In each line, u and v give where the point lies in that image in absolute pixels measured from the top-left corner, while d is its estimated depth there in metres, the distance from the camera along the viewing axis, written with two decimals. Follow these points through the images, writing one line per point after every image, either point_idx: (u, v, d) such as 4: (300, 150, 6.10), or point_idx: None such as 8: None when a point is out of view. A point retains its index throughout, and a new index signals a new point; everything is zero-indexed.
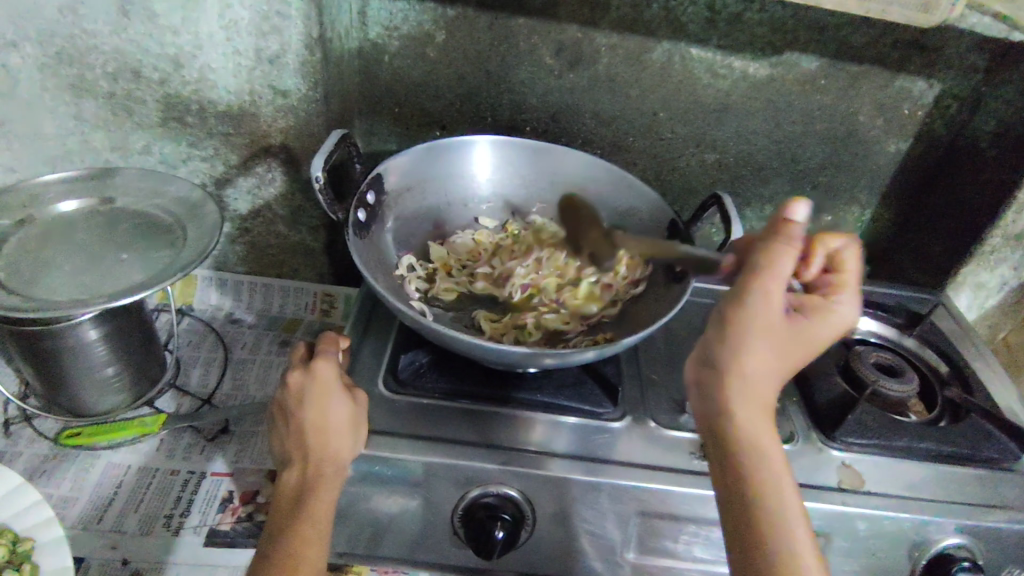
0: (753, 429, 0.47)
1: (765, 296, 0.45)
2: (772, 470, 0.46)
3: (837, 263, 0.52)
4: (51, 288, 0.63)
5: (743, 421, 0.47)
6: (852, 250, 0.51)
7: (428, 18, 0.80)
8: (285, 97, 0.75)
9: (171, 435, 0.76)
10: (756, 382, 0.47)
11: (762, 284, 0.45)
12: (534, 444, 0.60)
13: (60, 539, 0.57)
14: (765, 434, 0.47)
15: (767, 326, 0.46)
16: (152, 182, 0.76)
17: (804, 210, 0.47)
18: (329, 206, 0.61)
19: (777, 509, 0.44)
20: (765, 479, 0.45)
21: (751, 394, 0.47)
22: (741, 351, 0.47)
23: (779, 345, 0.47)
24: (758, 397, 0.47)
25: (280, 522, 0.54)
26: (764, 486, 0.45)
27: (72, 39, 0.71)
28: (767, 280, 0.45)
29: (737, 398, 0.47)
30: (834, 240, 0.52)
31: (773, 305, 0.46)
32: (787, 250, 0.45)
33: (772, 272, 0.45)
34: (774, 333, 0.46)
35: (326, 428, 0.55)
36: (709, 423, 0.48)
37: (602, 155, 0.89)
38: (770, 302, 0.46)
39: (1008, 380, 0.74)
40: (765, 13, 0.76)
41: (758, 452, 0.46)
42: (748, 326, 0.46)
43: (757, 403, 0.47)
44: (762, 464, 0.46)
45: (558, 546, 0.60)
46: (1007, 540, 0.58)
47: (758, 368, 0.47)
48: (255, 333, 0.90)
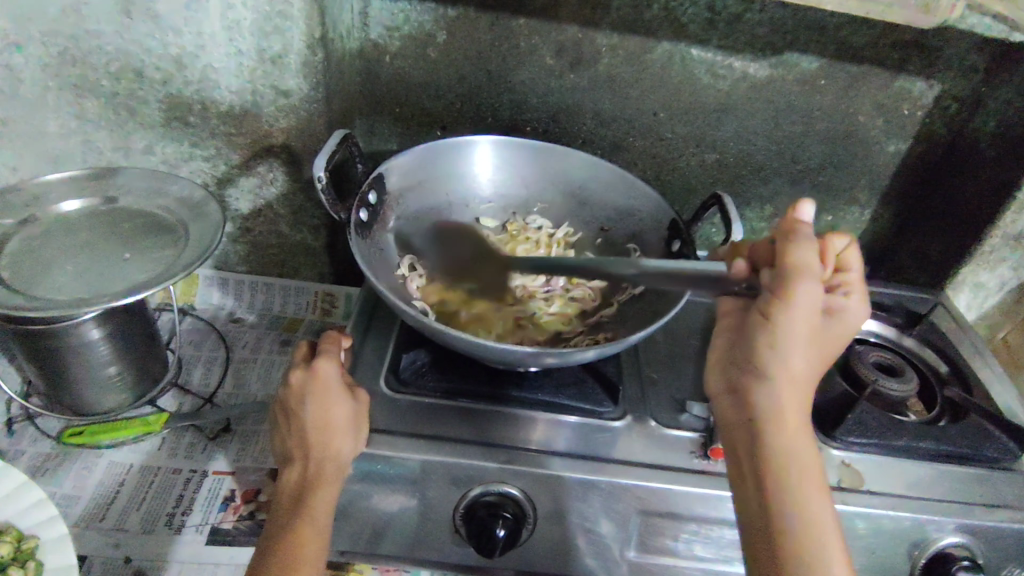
0: (789, 430, 0.48)
1: (805, 298, 0.47)
2: (804, 470, 0.47)
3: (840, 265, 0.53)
4: (54, 287, 0.63)
5: (779, 421, 0.49)
6: (854, 251, 0.53)
7: (429, 18, 0.80)
8: (287, 97, 0.76)
9: (172, 434, 0.76)
10: (792, 385, 0.49)
11: (803, 283, 0.46)
12: (535, 443, 0.60)
13: (63, 536, 0.57)
14: (800, 435, 0.48)
15: (806, 325, 0.48)
16: (154, 182, 0.76)
17: (808, 211, 0.50)
18: (331, 206, 0.62)
19: (809, 506, 0.46)
20: (800, 479, 0.47)
21: (788, 397, 0.49)
22: (780, 349, 0.49)
23: (812, 345, 0.49)
24: (796, 402, 0.49)
25: (282, 520, 0.54)
26: (797, 485, 0.46)
27: (74, 39, 0.71)
28: (803, 283, 0.46)
29: (773, 397, 0.49)
30: (836, 240, 0.53)
31: (812, 307, 0.47)
32: (814, 248, 0.48)
33: (807, 277, 0.47)
34: (810, 334, 0.48)
35: (328, 427, 0.55)
36: (745, 424, 0.50)
37: (603, 155, 0.90)
38: (806, 308, 0.47)
39: (1007, 379, 0.74)
40: (765, 13, 0.76)
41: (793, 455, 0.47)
42: (789, 324, 0.48)
43: (793, 405, 0.49)
44: (795, 465, 0.47)
45: (558, 545, 0.60)
46: (1006, 539, 0.59)
47: (792, 369, 0.49)
48: (257, 332, 0.91)
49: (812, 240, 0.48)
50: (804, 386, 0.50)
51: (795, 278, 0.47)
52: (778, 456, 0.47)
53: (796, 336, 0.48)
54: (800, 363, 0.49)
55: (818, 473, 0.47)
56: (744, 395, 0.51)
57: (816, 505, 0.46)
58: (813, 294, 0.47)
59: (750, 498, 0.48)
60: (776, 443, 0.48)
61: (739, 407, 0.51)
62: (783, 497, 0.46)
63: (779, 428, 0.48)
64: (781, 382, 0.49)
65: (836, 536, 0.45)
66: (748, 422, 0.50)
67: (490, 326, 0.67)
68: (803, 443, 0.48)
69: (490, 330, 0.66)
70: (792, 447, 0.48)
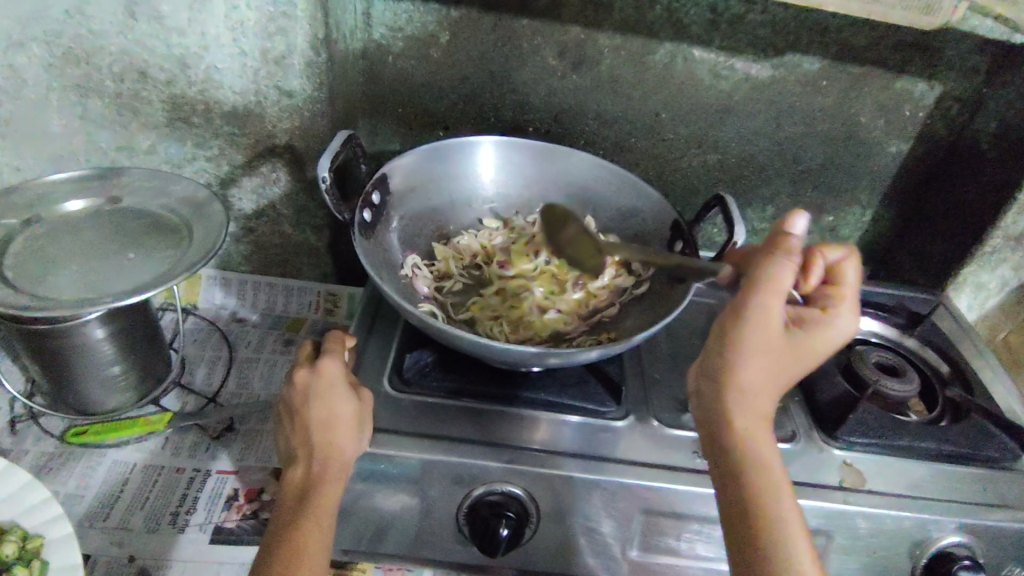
0: (752, 439, 0.48)
1: (763, 314, 0.46)
2: (769, 479, 0.47)
3: (835, 278, 0.53)
4: (58, 287, 0.63)
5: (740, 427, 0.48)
6: (851, 264, 0.52)
7: (432, 19, 0.80)
8: (290, 97, 0.76)
9: (176, 434, 0.76)
10: (754, 394, 0.48)
11: (762, 298, 0.45)
12: (538, 443, 0.60)
13: (68, 536, 0.58)
14: (763, 443, 0.48)
15: (765, 339, 0.46)
16: (158, 182, 0.76)
17: (801, 221, 0.50)
18: (336, 206, 0.62)
19: (776, 515, 0.45)
20: (763, 486, 0.46)
21: (750, 407, 0.48)
22: (738, 358, 0.47)
23: (776, 352, 0.47)
24: (758, 409, 0.48)
25: (286, 519, 0.54)
26: (762, 494, 0.46)
27: (78, 39, 0.72)
28: (761, 297, 0.45)
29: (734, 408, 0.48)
30: (830, 252, 0.53)
31: (770, 321, 0.46)
32: (788, 263, 0.46)
33: (767, 291, 0.45)
34: (770, 347, 0.47)
35: (331, 426, 0.55)
36: (710, 434, 0.49)
37: (605, 156, 0.90)
38: (763, 321, 0.46)
39: (1007, 380, 0.75)
40: (767, 14, 0.76)
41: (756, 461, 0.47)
42: (748, 336, 0.46)
43: (756, 413, 0.48)
44: (759, 474, 0.47)
45: (560, 545, 0.60)
46: (1006, 539, 0.59)
47: (750, 378, 0.48)
48: (259, 332, 0.91)
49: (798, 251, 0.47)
50: (768, 390, 0.48)
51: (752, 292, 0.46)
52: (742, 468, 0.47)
53: (757, 347, 0.47)
54: (761, 374, 0.48)
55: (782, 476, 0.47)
56: (706, 404, 0.50)
57: (781, 513, 0.45)
58: (772, 307, 0.46)
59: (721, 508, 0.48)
60: (738, 452, 0.47)
61: (703, 416, 0.50)
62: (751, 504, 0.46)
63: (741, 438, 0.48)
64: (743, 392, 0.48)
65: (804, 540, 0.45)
66: (713, 432, 0.49)
67: (503, 331, 0.67)
68: (767, 451, 0.48)
69: (502, 335, 0.67)
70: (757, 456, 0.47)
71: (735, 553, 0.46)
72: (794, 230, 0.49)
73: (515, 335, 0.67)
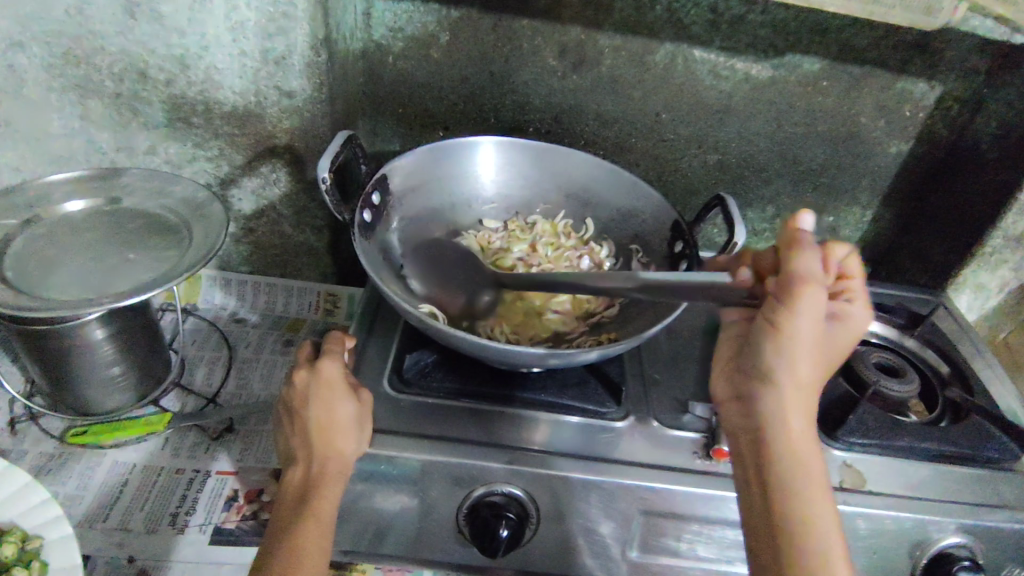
0: (795, 438, 0.48)
1: (808, 307, 0.46)
2: (808, 474, 0.47)
3: (843, 273, 0.53)
4: (57, 287, 0.63)
5: (783, 425, 0.49)
6: (855, 259, 0.53)
7: (432, 19, 0.80)
8: (290, 98, 0.76)
9: (175, 434, 0.76)
10: (798, 391, 0.49)
11: (810, 291, 0.46)
12: (538, 444, 0.60)
13: (68, 536, 0.58)
14: (805, 439, 0.48)
15: (809, 333, 0.47)
16: (158, 182, 0.76)
17: (809, 221, 0.49)
18: (336, 207, 0.62)
19: (813, 513, 0.46)
20: (801, 483, 0.47)
21: (794, 403, 0.49)
22: (787, 355, 0.48)
23: (821, 352, 0.49)
24: (804, 409, 0.49)
25: (286, 520, 0.54)
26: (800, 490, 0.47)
27: (78, 40, 0.71)
28: (806, 293, 0.46)
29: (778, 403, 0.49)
30: (840, 249, 0.52)
31: (816, 314, 0.47)
32: (816, 258, 0.46)
33: (809, 287, 0.46)
34: (814, 342, 0.48)
35: (331, 426, 0.55)
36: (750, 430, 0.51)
37: (606, 156, 0.90)
38: (809, 318, 0.47)
39: (1008, 381, 0.75)
40: (768, 15, 0.76)
41: (795, 459, 0.48)
42: (796, 333, 0.47)
43: (801, 411, 0.49)
44: (799, 470, 0.47)
45: (560, 546, 0.60)
46: (1007, 539, 0.59)
47: (798, 377, 0.49)
48: (259, 332, 0.91)
49: (812, 245, 0.47)
50: (812, 390, 0.50)
51: (796, 288, 0.46)
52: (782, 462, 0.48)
53: (804, 344, 0.48)
54: (804, 369, 0.49)
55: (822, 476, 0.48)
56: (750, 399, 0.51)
57: (819, 511, 0.46)
58: (815, 303, 0.46)
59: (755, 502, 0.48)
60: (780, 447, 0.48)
61: (746, 414, 0.51)
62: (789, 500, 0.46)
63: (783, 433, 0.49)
64: (790, 390, 0.49)
65: (840, 539, 0.45)
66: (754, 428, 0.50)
67: (506, 332, 0.67)
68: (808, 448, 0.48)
69: (504, 336, 0.67)
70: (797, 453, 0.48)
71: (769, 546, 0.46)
72: (803, 229, 0.49)
73: (516, 336, 0.67)
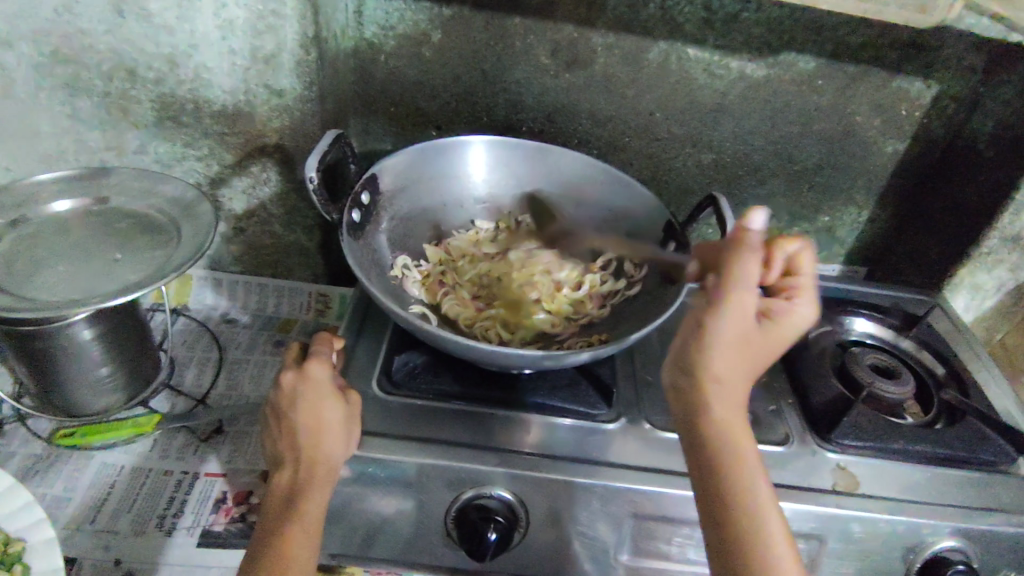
0: (728, 430, 0.47)
1: (737, 305, 0.47)
2: (745, 467, 0.46)
3: (793, 269, 0.52)
4: (43, 288, 0.62)
5: (716, 418, 0.47)
6: (807, 255, 0.52)
7: (424, 17, 0.80)
8: (280, 97, 0.75)
9: (164, 435, 0.75)
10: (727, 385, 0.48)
11: (735, 292, 0.46)
12: (529, 446, 0.59)
13: (51, 540, 0.57)
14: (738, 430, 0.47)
15: (735, 333, 0.47)
16: (146, 182, 0.75)
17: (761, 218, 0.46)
18: (324, 207, 0.61)
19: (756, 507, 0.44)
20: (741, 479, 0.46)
21: (723, 397, 0.48)
22: (709, 353, 0.47)
23: (748, 348, 0.48)
24: (734, 399, 0.48)
25: (272, 524, 0.53)
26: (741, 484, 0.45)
27: (66, 38, 0.71)
28: (739, 291, 0.46)
29: (709, 397, 0.48)
30: (792, 243, 0.52)
31: (742, 314, 0.47)
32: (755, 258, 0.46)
33: (740, 287, 0.46)
34: (743, 339, 0.48)
35: (318, 429, 0.55)
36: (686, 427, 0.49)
37: (599, 155, 0.89)
38: (736, 316, 0.47)
39: (1003, 382, 0.74)
40: (762, 13, 0.76)
41: (732, 454, 0.46)
42: (720, 330, 0.47)
43: (731, 403, 0.48)
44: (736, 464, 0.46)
45: (551, 549, 0.59)
46: (1001, 543, 0.58)
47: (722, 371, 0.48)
48: (250, 333, 0.90)
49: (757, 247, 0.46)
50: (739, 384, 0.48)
51: (728, 288, 0.46)
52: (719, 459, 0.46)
53: (728, 341, 0.47)
54: (730, 363, 0.48)
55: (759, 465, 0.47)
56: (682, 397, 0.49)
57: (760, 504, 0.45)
58: (742, 302, 0.46)
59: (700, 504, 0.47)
60: (717, 442, 0.47)
61: (679, 410, 0.50)
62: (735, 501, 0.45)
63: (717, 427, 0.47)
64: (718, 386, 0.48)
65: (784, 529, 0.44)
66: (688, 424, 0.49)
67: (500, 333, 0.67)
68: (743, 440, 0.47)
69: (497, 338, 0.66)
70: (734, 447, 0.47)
71: (720, 555, 0.44)
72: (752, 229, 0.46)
73: (509, 337, 0.66)
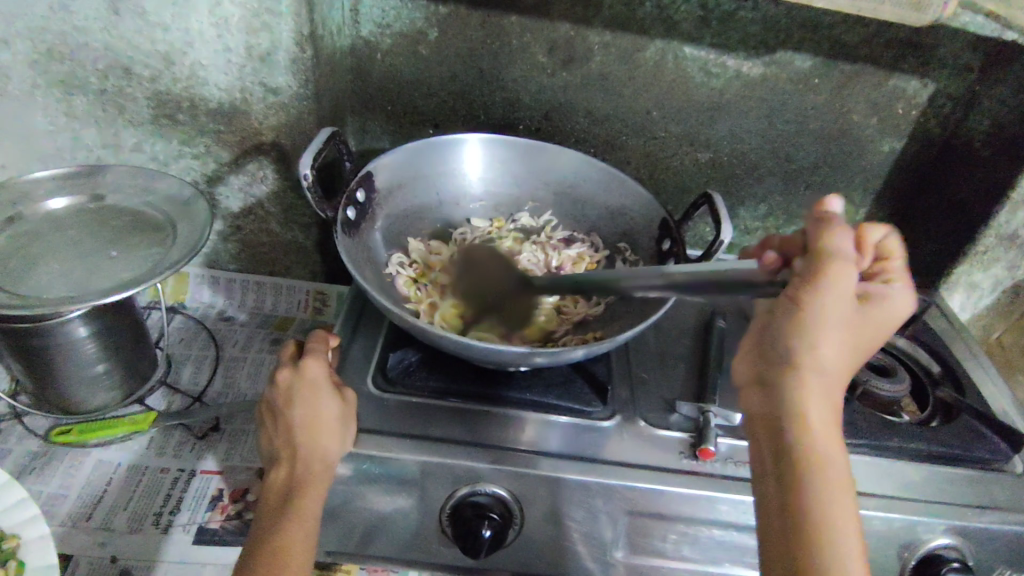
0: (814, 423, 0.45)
1: (839, 285, 0.44)
2: (827, 461, 0.43)
3: (882, 256, 0.50)
4: (38, 285, 0.62)
5: (799, 410, 0.45)
6: (895, 241, 0.50)
7: (420, 16, 0.80)
8: (276, 94, 0.75)
9: (160, 433, 0.75)
10: (822, 379, 0.46)
11: (835, 270, 0.44)
12: (524, 443, 0.60)
13: (46, 536, 0.57)
14: (824, 426, 0.45)
15: (838, 316, 0.45)
16: (142, 179, 0.75)
17: (837, 204, 0.47)
18: (318, 204, 0.61)
19: (830, 502, 0.42)
20: (819, 472, 0.43)
21: (814, 393, 0.45)
22: (806, 336, 0.45)
23: (846, 335, 0.45)
24: (823, 396, 0.45)
25: (269, 520, 0.53)
26: (821, 483, 0.43)
27: (62, 35, 0.71)
28: (841, 269, 0.44)
29: (795, 387, 0.45)
30: (873, 230, 0.50)
31: (843, 296, 0.44)
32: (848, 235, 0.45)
33: (841, 264, 0.44)
34: (842, 324, 0.45)
35: (314, 426, 0.55)
36: (765, 421, 0.46)
37: (596, 154, 0.89)
38: (838, 298, 0.44)
39: (999, 380, 0.74)
40: (758, 11, 0.76)
41: (813, 448, 0.44)
42: (816, 312, 0.44)
43: (818, 399, 0.45)
44: (818, 457, 0.44)
45: (546, 546, 0.60)
46: (997, 541, 0.58)
47: (819, 359, 0.45)
48: (247, 331, 0.90)
49: (841, 226, 0.46)
50: (830, 378, 0.46)
51: (829, 264, 0.44)
52: (802, 453, 0.44)
53: (824, 326, 0.45)
54: (829, 351, 0.45)
55: (841, 466, 0.44)
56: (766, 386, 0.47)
57: (836, 502, 0.42)
58: (846, 282, 0.44)
59: (771, 501, 0.44)
60: (795, 433, 0.44)
61: (757, 396, 0.47)
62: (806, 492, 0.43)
63: (806, 422, 0.45)
64: (809, 377, 0.45)
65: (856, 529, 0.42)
66: (766, 415, 0.46)
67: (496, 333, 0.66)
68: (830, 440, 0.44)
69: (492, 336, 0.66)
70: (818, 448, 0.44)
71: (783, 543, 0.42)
72: (833, 212, 0.47)
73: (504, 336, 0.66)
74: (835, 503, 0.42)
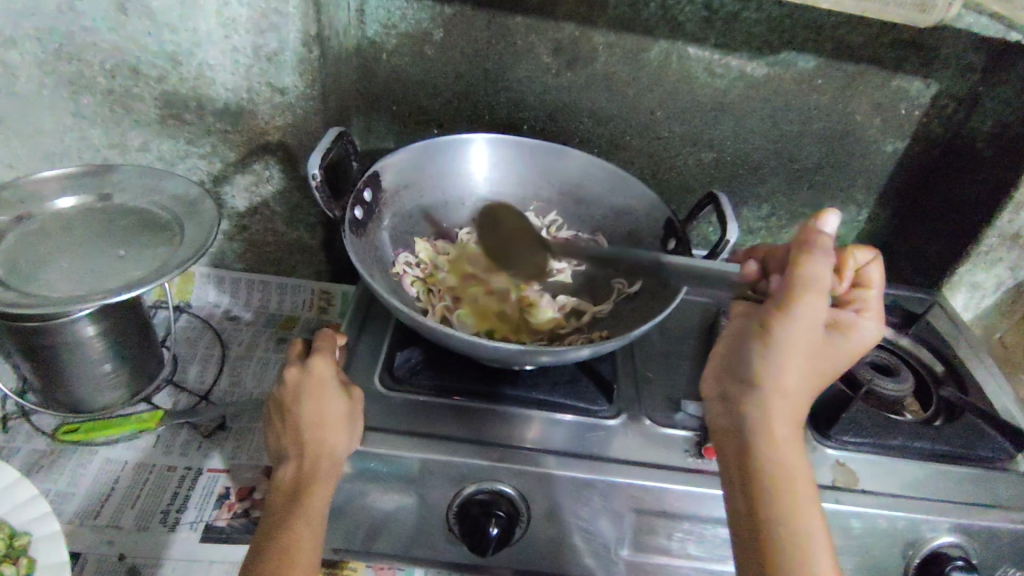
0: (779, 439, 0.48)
1: (806, 312, 0.47)
2: (795, 475, 0.47)
3: (864, 281, 0.55)
4: (46, 284, 0.63)
5: (767, 428, 0.48)
6: (876, 268, 0.54)
7: (426, 17, 0.80)
8: (282, 94, 0.75)
9: (167, 432, 0.76)
10: (789, 399, 0.49)
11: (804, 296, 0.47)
12: (530, 442, 0.60)
13: (57, 534, 0.57)
14: (789, 444, 0.48)
15: (804, 340, 0.48)
16: (150, 179, 0.76)
17: (833, 221, 0.50)
18: (325, 204, 0.61)
19: (798, 514, 0.45)
20: (785, 486, 0.46)
21: (781, 411, 0.49)
22: (775, 359, 0.49)
23: (813, 360, 0.49)
24: (789, 415, 0.49)
25: (277, 518, 0.54)
26: (789, 496, 0.46)
27: (70, 35, 0.71)
28: (810, 296, 0.47)
29: (764, 406, 0.49)
30: (860, 255, 0.55)
31: (810, 322, 0.47)
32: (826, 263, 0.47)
33: (812, 293, 0.47)
34: (809, 349, 0.48)
35: (321, 424, 0.55)
36: (734, 436, 0.50)
37: (600, 155, 0.90)
38: (805, 325, 0.47)
39: (1003, 380, 0.74)
40: (762, 12, 0.76)
41: (780, 462, 0.47)
42: (785, 334, 0.48)
43: (785, 418, 0.49)
44: (786, 472, 0.47)
45: (552, 544, 0.60)
46: (1000, 539, 0.59)
47: (786, 382, 0.49)
48: (253, 330, 0.91)
49: (830, 250, 0.48)
50: (797, 399, 0.49)
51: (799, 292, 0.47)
52: (769, 467, 0.47)
53: (792, 350, 0.48)
54: (796, 374, 0.49)
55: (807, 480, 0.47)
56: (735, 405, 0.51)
57: (803, 514, 0.45)
58: (813, 310, 0.47)
59: (740, 512, 0.48)
60: (763, 448, 0.48)
61: (727, 415, 0.51)
62: (774, 505, 0.46)
63: (772, 439, 0.48)
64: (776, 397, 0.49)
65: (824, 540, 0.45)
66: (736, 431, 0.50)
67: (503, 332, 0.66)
68: (793, 455, 0.48)
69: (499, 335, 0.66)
70: (784, 456, 0.48)
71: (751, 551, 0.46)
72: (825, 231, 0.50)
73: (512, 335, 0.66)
74: (802, 515, 0.45)
